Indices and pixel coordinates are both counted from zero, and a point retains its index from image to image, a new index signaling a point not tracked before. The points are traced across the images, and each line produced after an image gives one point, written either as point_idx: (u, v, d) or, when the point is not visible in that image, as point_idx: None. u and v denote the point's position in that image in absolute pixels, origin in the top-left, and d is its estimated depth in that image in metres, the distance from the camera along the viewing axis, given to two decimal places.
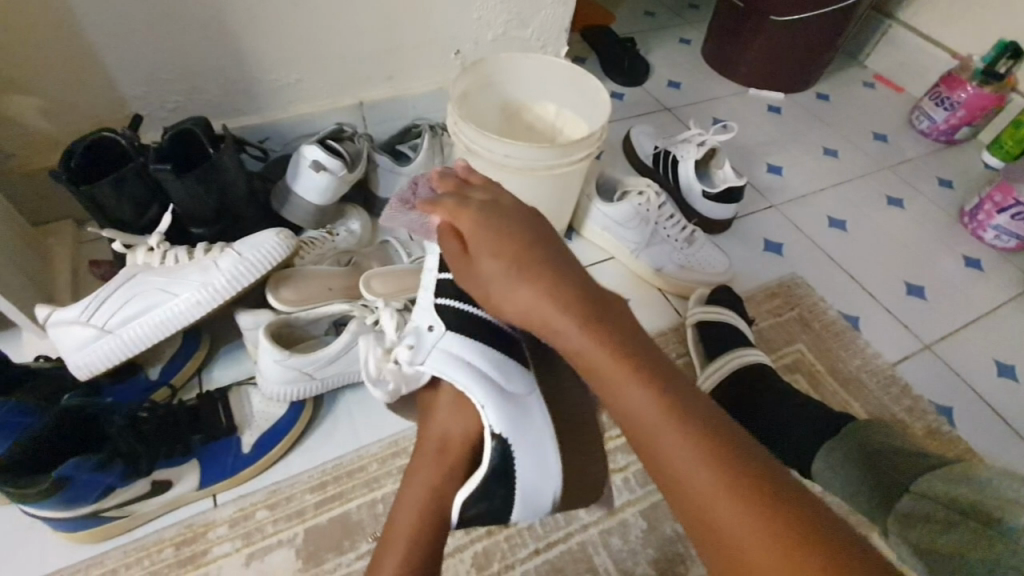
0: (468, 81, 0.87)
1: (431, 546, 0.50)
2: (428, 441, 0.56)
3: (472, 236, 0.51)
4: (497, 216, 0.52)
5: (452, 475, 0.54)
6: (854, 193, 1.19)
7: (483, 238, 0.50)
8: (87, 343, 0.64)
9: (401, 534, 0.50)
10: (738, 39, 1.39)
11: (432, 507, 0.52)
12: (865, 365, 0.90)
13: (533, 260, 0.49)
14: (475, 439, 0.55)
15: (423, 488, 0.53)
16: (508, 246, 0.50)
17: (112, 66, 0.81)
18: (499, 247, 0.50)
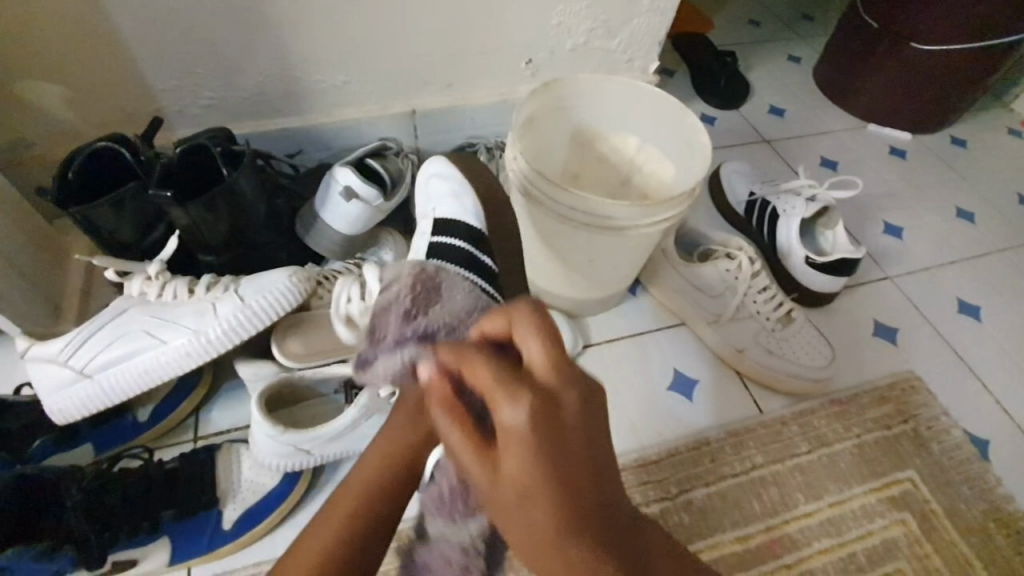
0: (538, 104, 0.72)
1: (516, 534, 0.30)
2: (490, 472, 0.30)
3: (521, 418, 0.29)
4: (564, 402, 0.30)
5: (517, 513, 0.29)
6: (990, 272, 0.97)
7: (538, 434, 0.29)
8: (62, 387, 0.57)
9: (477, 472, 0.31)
10: (861, 65, 1.16)
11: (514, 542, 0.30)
12: (993, 511, 0.70)
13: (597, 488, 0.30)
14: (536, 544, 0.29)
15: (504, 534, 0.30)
16: (577, 472, 0.29)
17: (142, 57, 0.73)
18: (550, 477, 0.29)
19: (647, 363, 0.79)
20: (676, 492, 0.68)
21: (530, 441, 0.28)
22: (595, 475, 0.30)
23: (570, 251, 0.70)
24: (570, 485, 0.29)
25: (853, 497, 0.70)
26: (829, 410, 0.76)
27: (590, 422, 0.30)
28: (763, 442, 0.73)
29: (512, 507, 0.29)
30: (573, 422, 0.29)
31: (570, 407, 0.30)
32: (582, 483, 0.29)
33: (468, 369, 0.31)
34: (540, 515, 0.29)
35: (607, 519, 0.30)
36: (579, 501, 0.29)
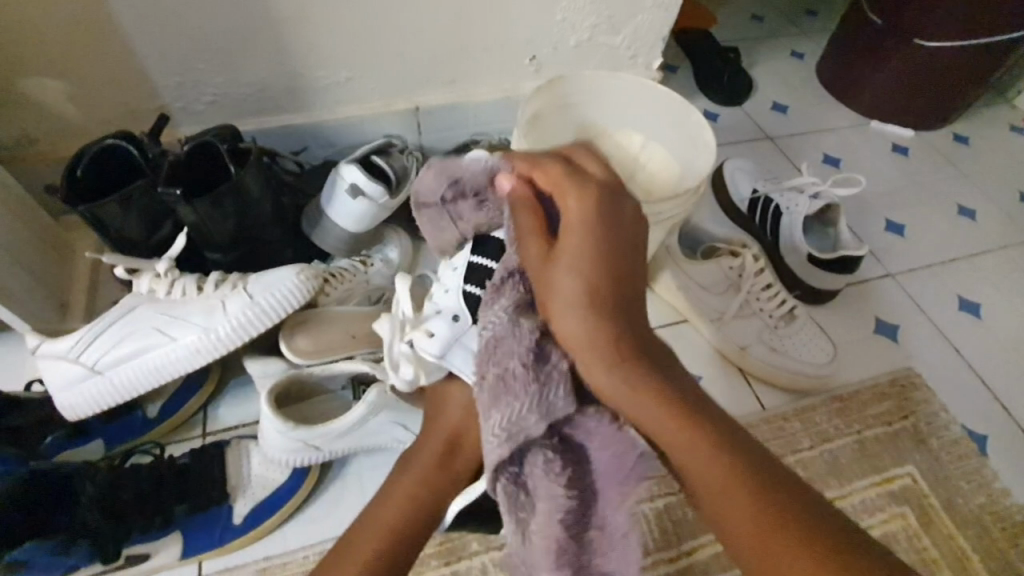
0: (544, 101, 0.73)
1: (566, 304, 0.42)
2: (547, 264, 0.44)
3: (577, 206, 0.45)
4: (615, 208, 0.46)
5: (566, 264, 0.43)
6: (991, 269, 0.97)
7: (589, 215, 0.44)
8: (74, 383, 0.57)
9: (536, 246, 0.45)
10: (864, 61, 1.16)
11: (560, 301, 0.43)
12: (990, 506, 0.71)
13: (626, 280, 0.44)
14: (574, 300, 0.42)
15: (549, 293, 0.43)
16: (617, 259, 0.44)
17: (148, 53, 0.73)
18: (593, 249, 0.43)
19: None
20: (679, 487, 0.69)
21: (586, 219, 0.44)
22: (627, 278, 0.44)
23: None
24: (605, 261, 0.43)
25: (853, 492, 0.71)
26: (830, 406, 0.77)
27: (631, 236, 0.46)
28: (765, 438, 0.74)
29: (559, 275, 0.43)
30: (618, 225, 0.45)
31: (616, 213, 0.45)
32: (617, 265, 0.43)
33: (550, 177, 0.46)
34: (581, 272, 0.43)
35: (629, 310, 0.43)
36: (617, 284, 0.43)
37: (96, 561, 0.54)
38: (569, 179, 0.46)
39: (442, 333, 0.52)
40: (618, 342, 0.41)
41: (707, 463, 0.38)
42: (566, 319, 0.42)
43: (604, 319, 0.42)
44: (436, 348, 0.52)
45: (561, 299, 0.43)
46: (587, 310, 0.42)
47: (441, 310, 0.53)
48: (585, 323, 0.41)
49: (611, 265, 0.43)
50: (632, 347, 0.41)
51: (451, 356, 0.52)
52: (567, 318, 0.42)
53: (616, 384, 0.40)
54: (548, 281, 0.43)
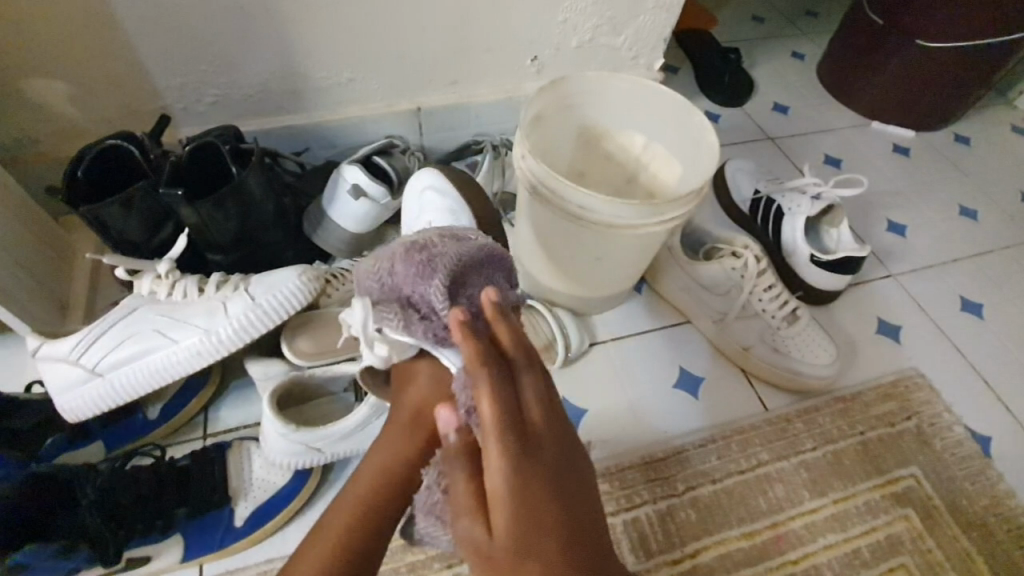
0: (546, 101, 0.72)
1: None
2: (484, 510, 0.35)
3: (495, 456, 0.35)
4: (544, 445, 0.36)
5: (498, 542, 0.33)
6: (993, 270, 0.97)
7: (507, 458, 0.34)
8: (74, 386, 0.57)
9: (466, 521, 0.35)
10: (864, 62, 1.16)
11: None
12: (995, 507, 0.71)
13: (565, 523, 0.34)
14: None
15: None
16: (548, 505, 0.34)
17: (149, 54, 0.73)
18: (524, 503, 0.34)
19: (653, 360, 0.80)
20: (682, 488, 0.69)
21: (502, 445, 0.35)
22: (557, 499, 0.34)
23: (576, 250, 0.70)
24: (540, 507, 0.34)
25: (856, 494, 0.71)
26: (833, 407, 0.77)
27: (557, 446, 0.37)
28: (768, 439, 0.73)
29: (485, 538, 0.34)
30: (544, 456, 0.36)
31: (548, 442, 0.36)
32: (549, 514, 0.34)
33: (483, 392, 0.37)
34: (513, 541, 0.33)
35: (572, 540, 0.34)
36: (543, 520, 0.33)
37: (97, 563, 0.53)
38: (500, 378, 0.37)
39: (419, 315, 0.49)
40: None
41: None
42: None
43: None
44: (416, 329, 0.49)
45: (475, 554, 0.34)
46: (510, 562, 0.32)
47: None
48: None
49: (538, 508, 0.34)
50: None
51: (421, 335, 0.49)
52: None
53: None
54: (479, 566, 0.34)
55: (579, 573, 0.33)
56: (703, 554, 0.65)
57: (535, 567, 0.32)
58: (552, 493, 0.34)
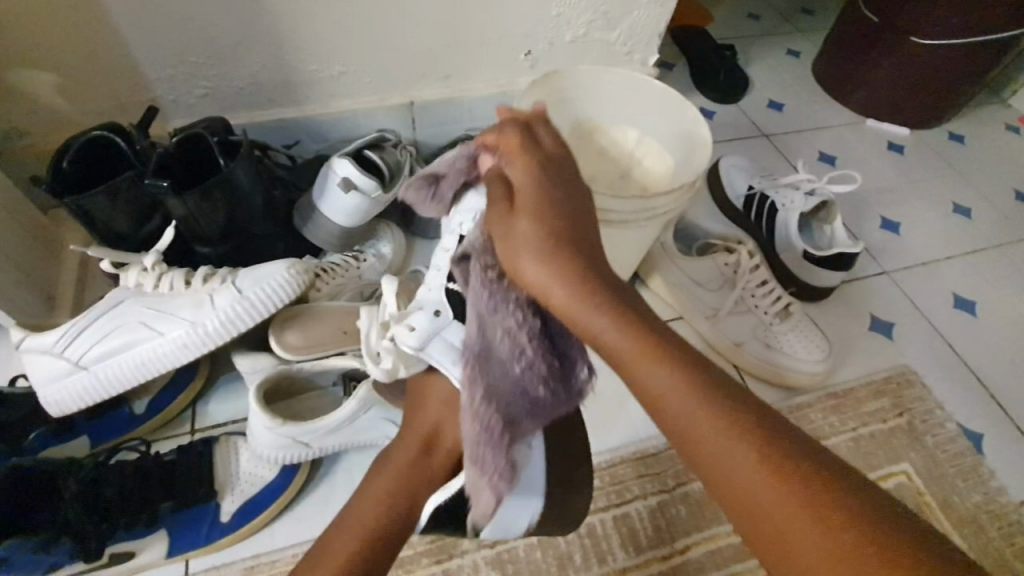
0: (539, 95, 0.72)
1: (536, 250, 0.40)
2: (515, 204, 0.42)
3: (529, 174, 0.43)
4: (564, 173, 0.44)
5: (532, 223, 0.41)
6: (986, 267, 0.97)
7: (539, 177, 0.43)
8: (58, 379, 0.56)
9: (500, 212, 0.42)
10: (860, 60, 1.16)
11: (533, 251, 0.40)
12: (986, 504, 0.71)
13: (583, 231, 0.42)
14: (542, 250, 0.40)
15: (519, 252, 0.41)
16: (571, 210, 0.42)
17: (138, 45, 0.72)
18: (552, 203, 0.42)
19: None
20: (673, 485, 0.69)
21: (534, 172, 0.43)
22: (577, 216, 0.42)
23: None
24: (564, 211, 0.42)
25: None
26: (825, 403, 0.77)
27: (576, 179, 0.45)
28: None
29: (516, 227, 0.41)
30: (565, 179, 0.44)
31: (566, 170, 0.45)
32: (571, 216, 0.42)
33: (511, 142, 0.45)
34: (542, 227, 0.41)
35: (588, 245, 0.42)
36: (570, 222, 0.41)
37: (79, 558, 0.53)
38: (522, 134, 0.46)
39: (422, 326, 0.50)
40: (571, 259, 0.40)
41: (664, 377, 0.37)
42: (528, 263, 0.40)
43: (572, 266, 0.40)
44: (416, 341, 0.50)
45: (509, 235, 0.41)
46: (545, 241, 0.40)
47: (422, 305, 0.52)
48: (542, 255, 0.40)
49: (563, 211, 0.42)
50: (586, 265, 0.40)
51: (431, 349, 0.50)
52: (518, 253, 0.41)
53: (591, 306, 0.39)
54: (514, 249, 0.41)
55: (598, 262, 0.41)
56: (694, 550, 0.65)
57: (566, 251, 0.40)
58: (571, 207, 0.43)
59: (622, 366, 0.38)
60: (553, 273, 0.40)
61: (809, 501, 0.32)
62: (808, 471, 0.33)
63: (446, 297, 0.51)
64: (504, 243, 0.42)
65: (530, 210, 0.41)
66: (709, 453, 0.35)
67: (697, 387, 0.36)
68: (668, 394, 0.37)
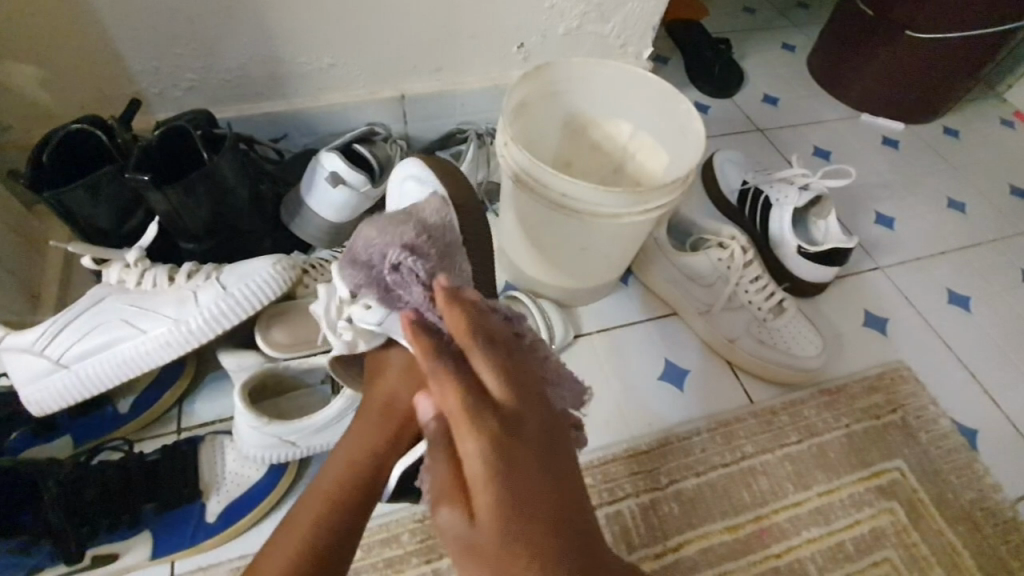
0: (530, 88, 0.71)
1: (494, 569, 0.32)
2: (467, 491, 0.34)
3: (476, 447, 0.34)
4: (522, 427, 0.35)
5: (487, 530, 0.33)
6: (981, 263, 0.97)
7: (491, 455, 0.33)
8: (37, 378, 0.55)
9: (445, 513, 0.34)
10: (855, 54, 1.15)
11: (490, 573, 0.32)
12: (980, 501, 0.71)
13: (549, 511, 0.34)
14: (505, 561, 0.32)
15: (474, 573, 0.33)
16: (532, 490, 0.34)
17: (121, 37, 0.70)
18: (509, 489, 0.33)
19: (638, 353, 0.79)
20: (666, 482, 0.68)
21: (487, 448, 0.34)
22: (542, 484, 0.34)
23: (561, 240, 0.69)
24: (525, 491, 0.34)
25: (841, 486, 0.70)
26: (818, 399, 0.76)
27: (539, 431, 0.36)
28: (753, 432, 0.73)
29: (469, 532, 0.33)
30: (527, 439, 0.35)
31: (527, 427, 0.36)
32: (533, 507, 0.33)
33: (451, 397, 0.35)
34: (498, 532, 0.32)
35: (564, 538, 0.34)
36: (538, 520, 0.33)
37: (61, 560, 0.52)
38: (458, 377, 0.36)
39: (382, 303, 0.49)
40: (540, 567, 0.32)
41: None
42: None
43: None
44: (377, 318, 0.49)
45: (459, 544, 0.33)
46: (509, 561, 0.32)
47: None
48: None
49: (526, 514, 0.33)
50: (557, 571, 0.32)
51: (392, 324, 0.50)
52: (472, 572, 0.33)
53: None
54: (465, 555, 0.33)
55: (580, 564, 0.33)
56: (686, 548, 0.64)
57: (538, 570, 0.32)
58: (534, 476, 0.34)
59: None
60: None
61: None
62: None
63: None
64: (457, 551, 0.34)
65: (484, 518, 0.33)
66: None
67: None
68: None
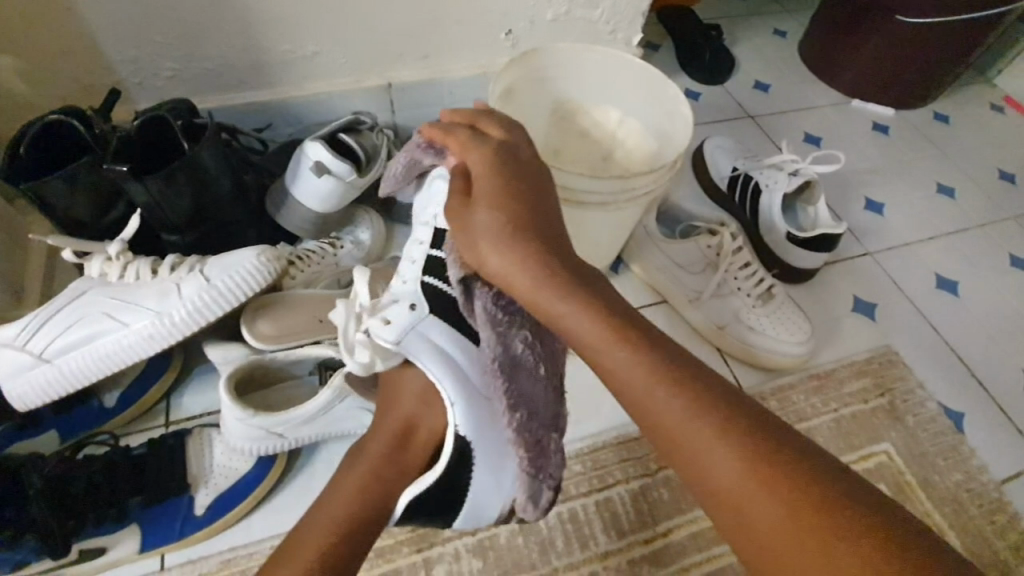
0: (517, 74, 0.70)
1: (491, 238, 0.44)
2: (475, 193, 0.47)
3: (483, 161, 0.48)
4: (520, 158, 0.49)
5: (489, 210, 0.45)
6: (969, 248, 0.97)
7: (495, 164, 0.47)
8: (20, 372, 0.54)
9: (457, 201, 0.47)
10: (846, 38, 1.14)
11: (487, 238, 0.45)
12: (966, 482, 0.72)
13: (537, 210, 0.46)
14: (498, 227, 0.44)
15: (475, 239, 0.45)
16: (525, 193, 0.46)
17: (98, 24, 0.69)
18: (506, 185, 0.46)
19: None
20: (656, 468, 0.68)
21: (490, 164, 0.47)
22: (533, 196, 0.46)
23: None
24: (517, 192, 0.46)
25: None
26: (808, 385, 0.77)
27: (533, 166, 0.49)
28: None
29: (474, 216, 0.46)
30: (522, 166, 0.48)
31: (523, 160, 0.49)
32: (524, 199, 0.46)
33: (462, 137, 0.50)
34: (496, 211, 0.45)
35: (545, 224, 0.46)
36: (530, 217, 0.45)
37: (47, 555, 0.51)
38: (473, 136, 0.50)
39: (399, 320, 0.50)
40: (522, 233, 0.44)
41: (645, 367, 0.39)
42: (484, 247, 0.45)
43: (520, 242, 0.44)
44: (392, 335, 0.50)
45: (465, 222, 0.46)
46: (504, 228, 0.44)
47: (400, 298, 0.52)
48: (505, 249, 0.44)
49: (532, 223, 0.45)
50: (534, 244, 0.44)
51: (407, 342, 0.50)
52: (473, 240, 0.46)
53: (545, 283, 0.42)
54: (469, 228, 0.46)
55: (574, 270, 0.44)
56: (676, 532, 0.65)
57: (530, 243, 0.44)
58: (527, 188, 0.47)
59: (570, 327, 0.42)
60: (519, 265, 0.43)
61: (784, 502, 0.33)
62: (783, 464, 0.35)
63: (423, 290, 0.52)
64: (463, 227, 0.46)
65: (491, 204, 0.46)
66: (687, 444, 0.37)
67: (654, 362, 0.39)
68: (624, 374, 0.40)
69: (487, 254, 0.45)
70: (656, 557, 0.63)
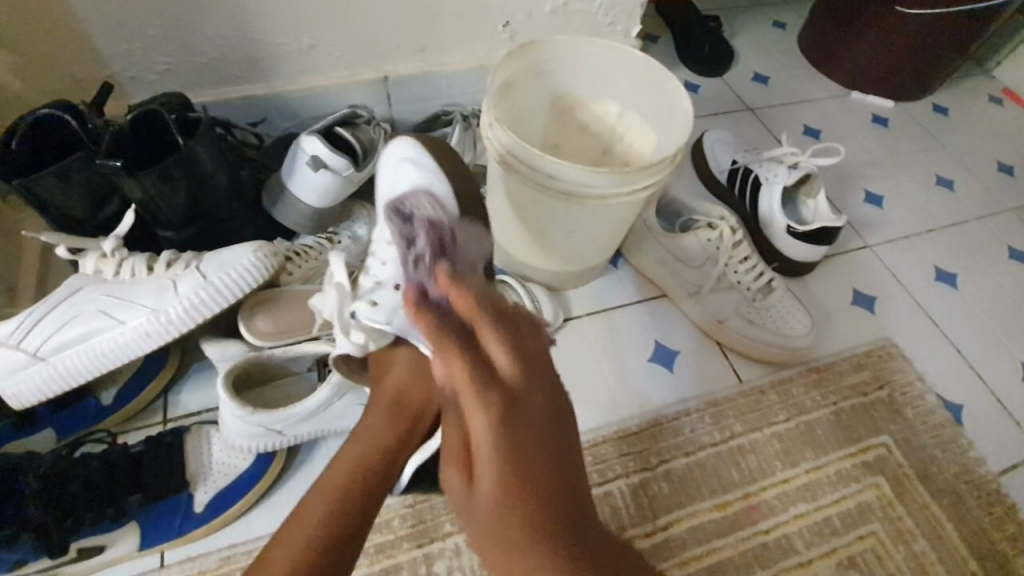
0: (515, 67, 0.69)
1: (493, 540, 0.39)
2: (475, 451, 0.41)
3: (483, 428, 0.40)
4: (524, 404, 0.41)
5: (491, 501, 0.39)
6: (968, 241, 0.97)
7: (494, 435, 0.40)
8: (14, 371, 0.54)
9: (452, 476, 0.42)
10: (846, 30, 1.13)
11: (488, 536, 0.40)
12: (964, 474, 0.72)
13: (544, 466, 0.40)
14: (503, 532, 0.39)
15: (477, 522, 0.40)
16: (533, 445, 0.40)
17: (89, 18, 0.68)
18: (508, 459, 0.40)
19: (628, 335, 0.78)
20: (656, 462, 0.68)
21: (488, 418, 0.40)
22: (542, 445, 0.41)
23: (549, 223, 0.68)
24: (520, 439, 0.40)
25: (828, 463, 0.71)
26: (807, 378, 0.77)
27: (540, 408, 0.42)
28: (743, 412, 0.73)
29: (478, 497, 0.40)
30: (528, 408, 0.41)
31: (527, 401, 0.42)
32: (529, 467, 0.40)
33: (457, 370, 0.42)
34: (500, 495, 0.39)
35: (557, 500, 0.40)
36: (535, 479, 0.40)
37: (46, 554, 0.51)
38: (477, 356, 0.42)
39: (388, 301, 0.50)
40: (528, 505, 0.39)
41: None
42: (484, 518, 0.40)
43: (529, 533, 0.38)
44: (385, 315, 0.49)
45: (461, 506, 0.41)
46: (511, 499, 0.39)
47: (383, 282, 0.52)
48: (511, 557, 0.38)
49: (534, 469, 0.40)
50: (545, 522, 0.39)
51: (399, 321, 0.49)
52: (476, 525, 0.40)
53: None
54: (470, 508, 0.41)
55: (576, 529, 0.40)
56: (676, 526, 0.65)
57: (542, 545, 0.38)
58: (534, 434, 0.41)
59: None
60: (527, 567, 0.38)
61: None
62: None
63: (405, 271, 0.51)
64: (466, 519, 0.41)
65: (494, 493, 0.39)
66: None
67: None
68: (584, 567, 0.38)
69: (489, 543, 0.40)
70: (656, 550, 0.63)
